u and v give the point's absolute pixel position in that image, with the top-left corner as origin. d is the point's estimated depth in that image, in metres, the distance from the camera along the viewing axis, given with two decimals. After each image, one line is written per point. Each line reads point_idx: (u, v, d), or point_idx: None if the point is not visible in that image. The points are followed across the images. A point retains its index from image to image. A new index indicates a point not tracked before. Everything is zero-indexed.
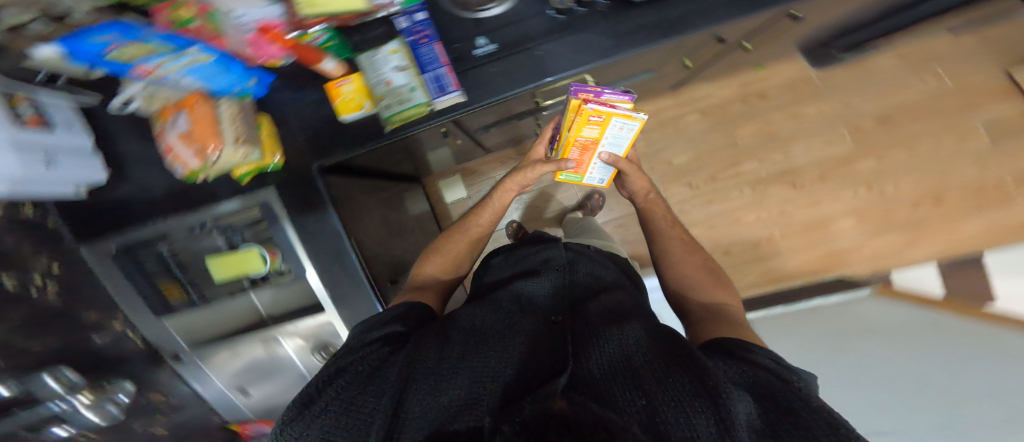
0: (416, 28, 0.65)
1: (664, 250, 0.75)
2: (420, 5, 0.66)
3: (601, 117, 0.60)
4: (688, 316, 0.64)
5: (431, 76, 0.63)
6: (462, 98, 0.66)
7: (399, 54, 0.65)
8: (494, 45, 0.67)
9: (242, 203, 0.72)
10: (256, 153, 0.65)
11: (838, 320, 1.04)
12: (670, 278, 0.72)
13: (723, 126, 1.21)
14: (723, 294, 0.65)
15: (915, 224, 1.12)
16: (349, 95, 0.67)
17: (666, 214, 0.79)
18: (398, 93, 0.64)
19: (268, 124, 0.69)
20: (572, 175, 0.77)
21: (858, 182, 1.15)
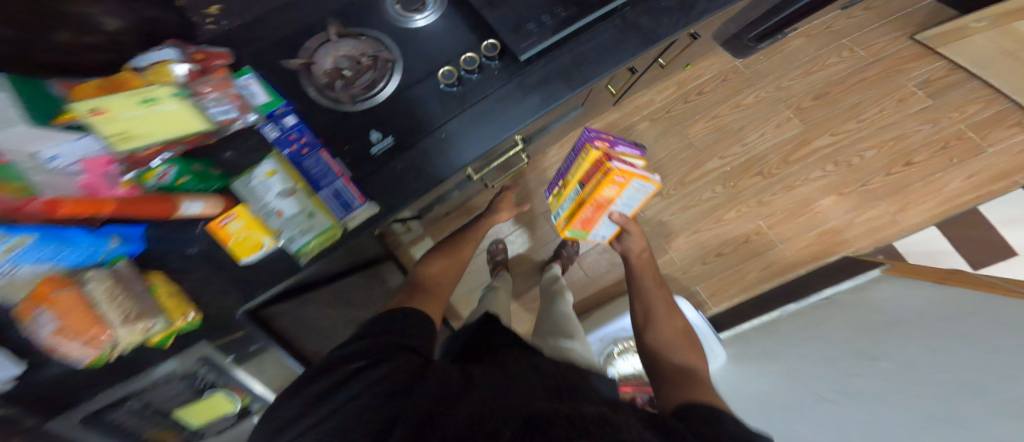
0: (291, 136, 0.46)
1: (641, 312, 0.68)
2: (286, 105, 0.47)
3: (625, 179, 0.54)
4: (658, 376, 0.56)
5: (329, 194, 0.47)
6: (376, 209, 0.49)
7: (280, 175, 0.47)
8: (391, 137, 0.49)
9: (179, 364, 0.60)
10: (164, 321, 0.51)
11: (861, 308, 0.90)
12: (646, 336, 0.64)
13: (676, 130, 1.19)
14: (698, 358, 0.58)
15: (892, 191, 1.12)
16: (241, 234, 0.46)
17: (650, 274, 0.75)
18: (295, 223, 0.48)
19: (164, 280, 0.53)
20: (578, 231, 0.69)
21: (818, 160, 1.16)
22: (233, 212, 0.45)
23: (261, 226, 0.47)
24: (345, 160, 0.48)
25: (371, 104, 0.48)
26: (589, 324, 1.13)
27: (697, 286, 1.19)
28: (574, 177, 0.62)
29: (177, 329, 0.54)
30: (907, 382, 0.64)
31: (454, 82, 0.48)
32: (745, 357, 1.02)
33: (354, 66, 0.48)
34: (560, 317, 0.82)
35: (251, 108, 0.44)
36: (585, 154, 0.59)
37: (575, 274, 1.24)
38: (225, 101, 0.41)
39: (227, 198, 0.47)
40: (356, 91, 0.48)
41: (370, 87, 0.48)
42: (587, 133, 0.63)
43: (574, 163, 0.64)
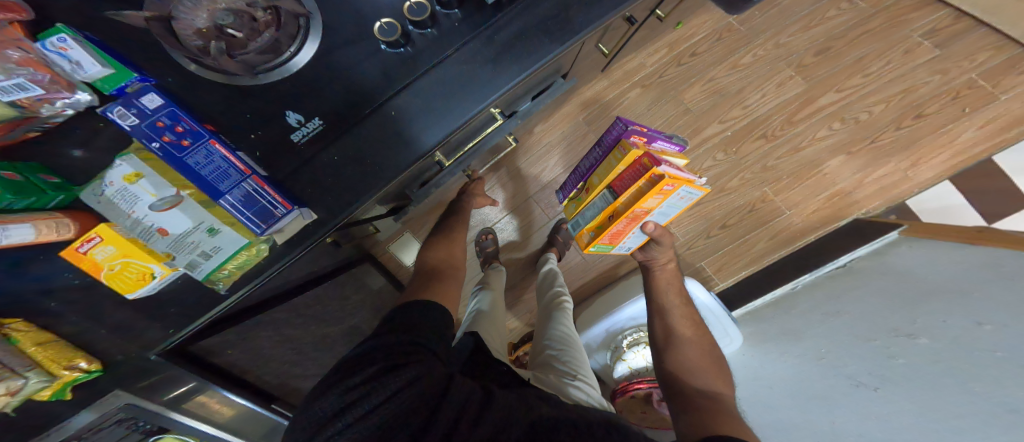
0: (161, 121, 0.33)
1: (663, 329, 0.63)
2: (141, 78, 0.34)
3: (674, 187, 0.53)
4: (677, 401, 0.53)
5: (235, 202, 0.35)
6: (313, 217, 0.38)
7: (150, 179, 0.35)
8: (316, 119, 0.36)
9: (90, 422, 0.49)
10: (38, 377, 0.40)
11: (884, 279, 0.84)
12: (667, 355, 0.60)
13: (670, 95, 1.08)
14: (719, 382, 0.55)
15: (903, 145, 1.04)
16: (114, 265, 0.35)
17: (676, 288, 0.68)
18: (186, 244, 0.36)
19: (30, 329, 0.41)
20: (604, 246, 0.64)
21: (824, 118, 1.06)
22: (93, 235, 0.34)
23: (146, 252, 0.35)
24: (255, 155, 0.36)
25: (280, 77, 0.36)
26: (592, 314, 1.03)
27: (703, 262, 1.11)
28: (603, 181, 0.59)
29: (73, 381, 0.43)
30: (915, 360, 0.64)
31: (400, 41, 0.36)
32: (760, 338, 0.98)
33: (245, 23, 0.34)
34: (562, 341, 0.77)
35: (75, 83, 0.32)
36: (619, 155, 0.56)
37: (571, 260, 1.14)
38: (23, 70, 0.29)
39: (81, 217, 0.34)
40: (254, 59, 0.35)
41: (274, 53, 0.35)
42: (617, 125, 0.58)
43: (602, 163, 0.61)
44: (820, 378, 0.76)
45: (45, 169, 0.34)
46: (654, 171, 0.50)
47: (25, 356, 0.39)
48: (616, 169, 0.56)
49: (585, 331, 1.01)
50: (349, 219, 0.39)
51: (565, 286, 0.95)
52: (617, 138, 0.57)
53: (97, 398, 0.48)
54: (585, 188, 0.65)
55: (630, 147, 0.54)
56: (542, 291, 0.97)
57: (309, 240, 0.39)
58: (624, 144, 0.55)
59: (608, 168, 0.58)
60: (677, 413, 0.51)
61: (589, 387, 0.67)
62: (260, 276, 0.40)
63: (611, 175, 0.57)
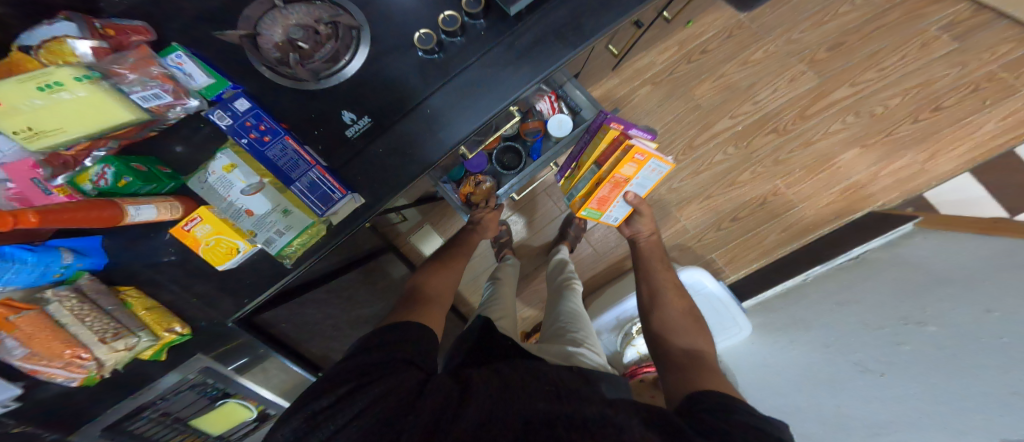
0: (248, 122, 0.41)
1: (648, 288, 0.73)
2: (234, 87, 0.41)
3: (645, 157, 0.59)
4: (664, 358, 0.59)
5: (303, 187, 0.42)
6: (362, 201, 0.44)
7: (241, 168, 0.44)
8: (366, 118, 0.43)
9: (178, 377, 0.63)
10: (147, 336, 0.54)
11: (891, 268, 0.86)
12: (653, 315, 0.67)
13: (681, 92, 1.11)
14: (705, 340, 0.61)
15: (920, 138, 1.03)
16: (209, 240, 0.44)
17: (657, 255, 0.80)
18: (267, 223, 0.45)
19: (138, 296, 0.55)
20: (594, 211, 0.73)
21: (837, 112, 1.07)
22: (196, 215, 0.43)
23: (232, 230, 0.44)
24: (317, 148, 0.43)
25: (338, 81, 0.42)
26: (602, 303, 1.09)
27: (713, 254, 1.14)
28: (590, 157, 0.66)
29: (167, 342, 0.58)
30: (921, 347, 0.65)
31: (433, 48, 0.42)
32: (769, 327, 1.00)
33: (310, 36, 0.41)
34: (568, 318, 0.83)
35: (189, 91, 0.40)
36: (602, 135, 0.63)
37: (583, 251, 1.19)
38: (156, 83, 0.37)
39: (186, 200, 0.44)
40: (319, 66, 0.41)
41: (333, 61, 0.41)
42: (602, 115, 0.66)
43: (589, 144, 0.68)
44: (827, 364, 0.78)
45: (158, 161, 0.43)
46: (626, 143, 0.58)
47: (138, 318, 0.54)
48: (599, 146, 0.63)
49: (596, 318, 1.06)
50: (389, 203, 0.46)
51: (575, 271, 1.01)
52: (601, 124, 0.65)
53: (184, 360, 0.62)
54: (577, 166, 0.73)
55: (609, 127, 0.61)
56: (552, 277, 1.03)
57: (359, 222, 0.46)
58: (606, 127, 0.62)
59: (593, 148, 0.66)
60: (664, 373, 0.55)
61: (594, 354, 0.73)
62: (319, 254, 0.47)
63: (596, 153, 0.65)
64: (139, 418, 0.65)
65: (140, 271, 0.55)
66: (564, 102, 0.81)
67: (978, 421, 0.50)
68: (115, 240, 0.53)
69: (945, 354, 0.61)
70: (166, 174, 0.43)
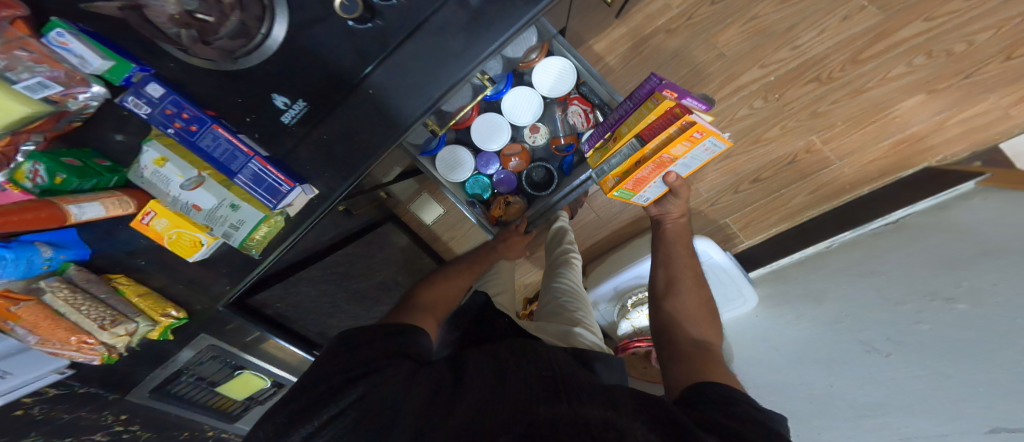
0: (169, 110, 0.38)
1: (665, 277, 0.68)
2: (141, 68, 0.38)
3: (703, 135, 0.52)
4: (670, 346, 0.56)
5: (247, 179, 0.40)
6: (314, 192, 0.42)
7: (174, 162, 0.41)
8: (300, 102, 0.37)
9: (194, 351, 0.67)
10: (145, 321, 0.56)
11: (933, 231, 0.77)
12: (665, 302, 0.64)
13: (702, 39, 0.95)
14: (712, 332, 0.58)
15: (1011, 79, 0.83)
16: (171, 233, 0.43)
17: (684, 240, 0.73)
18: (217, 218, 0.43)
19: (129, 282, 0.56)
20: (626, 192, 0.65)
21: (903, 52, 0.87)
22: (149, 209, 0.41)
23: (191, 223, 0.43)
24: (255, 136, 0.40)
25: (258, 60, 0.36)
26: (604, 272, 1.06)
27: (727, 218, 1.06)
28: (631, 130, 0.57)
29: (170, 324, 0.59)
30: (941, 327, 0.59)
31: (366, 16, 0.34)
32: (779, 298, 0.95)
33: (212, 5, 0.34)
34: (563, 296, 0.82)
35: (88, 78, 0.37)
36: (650, 106, 0.54)
37: (586, 217, 1.14)
38: (45, 70, 0.35)
39: (138, 195, 0.43)
40: (228, 44, 0.36)
41: (244, 37, 0.35)
42: (652, 79, 0.57)
43: (631, 114, 0.59)
44: (830, 341, 0.73)
45: (94, 154, 0.41)
46: (686, 118, 0.50)
47: (132, 304, 0.55)
48: (646, 119, 0.55)
49: (595, 287, 1.05)
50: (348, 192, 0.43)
51: (574, 243, 0.97)
52: (650, 92, 0.56)
53: (190, 340, 0.65)
54: (611, 138, 0.63)
55: (662, 96, 0.52)
56: (551, 247, 1.00)
57: (317, 211, 0.44)
58: (656, 95, 0.54)
59: (637, 118, 0.57)
60: (667, 362, 0.53)
61: (590, 333, 0.73)
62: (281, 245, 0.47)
63: (640, 125, 0.56)
64: (178, 382, 0.72)
65: (129, 259, 0.56)
66: (600, 111, 0.76)
67: (975, 409, 0.47)
68: (88, 234, 0.52)
69: (967, 335, 0.55)
70: (106, 167, 0.41)
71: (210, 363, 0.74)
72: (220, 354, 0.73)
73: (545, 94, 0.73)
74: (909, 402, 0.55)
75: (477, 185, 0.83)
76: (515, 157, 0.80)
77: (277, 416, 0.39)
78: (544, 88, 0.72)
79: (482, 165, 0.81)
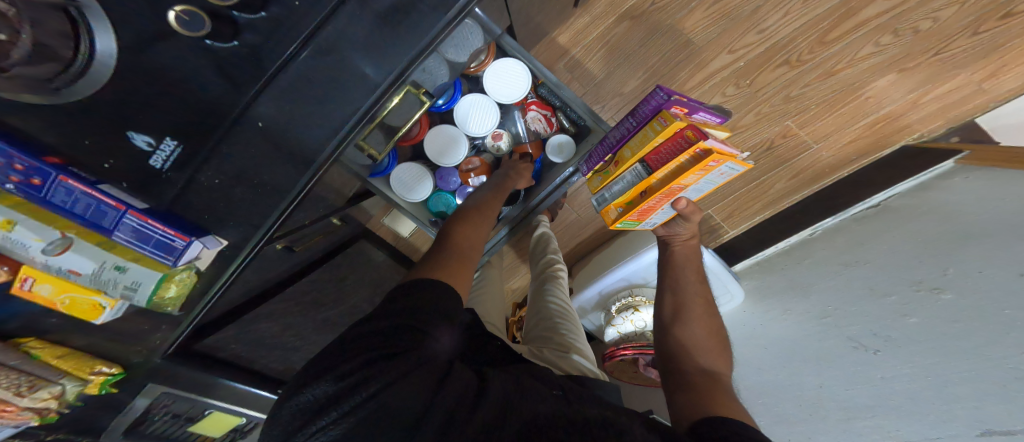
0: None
1: (672, 304, 0.64)
2: None
3: (717, 162, 0.47)
4: (678, 376, 0.54)
5: (130, 235, 0.36)
6: (220, 244, 0.43)
7: (25, 224, 0.30)
8: (173, 143, 0.35)
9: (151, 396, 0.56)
10: (72, 382, 0.45)
11: (916, 213, 0.74)
12: (673, 331, 0.60)
13: (667, 26, 0.89)
14: (723, 362, 0.56)
15: (980, 54, 0.77)
16: (59, 302, 0.33)
17: (694, 265, 0.68)
18: (106, 282, 0.36)
19: (44, 345, 0.44)
20: (631, 222, 0.59)
21: (869, 32, 0.81)
22: (26, 276, 0.30)
23: (82, 288, 0.34)
24: (123, 185, 0.34)
25: (88, 89, 0.28)
26: (587, 275, 1.02)
27: (711, 208, 1.03)
28: (636, 154, 0.52)
29: (106, 378, 0.49)
30: (931, 319, 0.56)
31: (225, 32, 0.33)
32: (765, 291, 0.91)
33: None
34: (551, 317, 0.78)
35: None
36: (658, 127, 0.48)
37: (566, 218, 1.10)
38: None
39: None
40: (33, 72, 0.25)
41: (54, 60, 0.26)
42: (659, 95, 0.51)
43: (635, 135, 0.53)
44: (817, 338, 0.71)
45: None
46: (700, 145, 0.44)
47: (53, 366, 0.43)
48: (653, 142, 0.49)
49: (579, 293, 1.01)
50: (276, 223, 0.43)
51: (558, 252, 0.94)
52: (658, 109, 0.50)
53: (140, 389, 0.55)
54: (614, 162, 0.57)
55: (672, 117, 0.46)
56: (536, 257, 0.97)
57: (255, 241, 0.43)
58: (664, 115, 0.48)
59: (642, 141, 0.51)
60: (673, 394, 0.51)
61: (583, 359, 0.69)
62: (214, 289, 0.44)
63: (646, 149, 0.50)
64: (147, 426, 0.60)
65: None
66: (562, 113, 0.73)
67: (966, 410, 0.49)
68: None
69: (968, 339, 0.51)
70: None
71: (177, 408, 0.63)
72: (184, 396, 0.61)
73: (497, 100, 0.68)
74: (901, 403, 0.55)
75: (440, 203, 0.79)
76: (473, 171, 0.76)
77: None
78: (498, 95, 0.67)
79: (445, 181, 0.77)
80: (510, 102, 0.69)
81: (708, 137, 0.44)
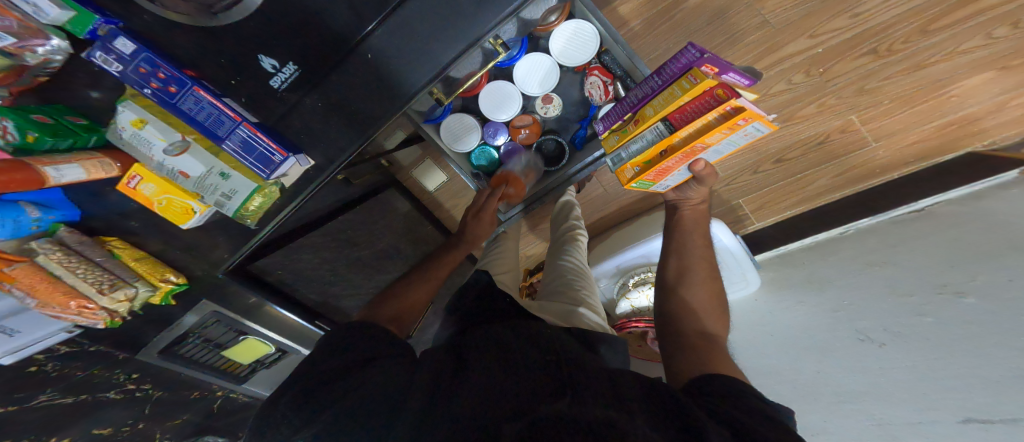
0: (141, 68, 0.40)
1: (675, 267, 0.65)
2: (106, 21, 0.39)
3: (746, 121, 0.46)
4: (672, 337, 0.56)
5: (236, 146, 0.46)
6: (309, 163, 0.50)
7: (154, 125, 0.45)
8: (289, 67, 0.42)
9: (194, 316, 0.66)
10: (145, 286, 0.53)
11: (950, 217, 0.73)
12: (673, 294, 0.62)
13: (749, 3, 0.86)
14: (714, 322, 0.57)
15: None
16: (158, 199, 0.48)
17: (701, 229, 0.69)
18: (207, 187, 0.49)
19: (122, 246, 0.53)
20: (646, 182, 0.61)
21: (985, 21, 0.79)
22: (135, 174, 0.46)
23: (181, 190, 0.48)
24: (241, 99, 0.44)
25: (238, 15, 0.39)
26: (607, 248, 1.05)
27: (741, 199, 1.04)
28: (659, 112, 0.51)
29: (172, 288, 0.57)
30: (942, 320, 0.58)
31: None
32: (782, 283, 0.93)
33: None
34: (562, 277, 0.80)
35: (44, 30, 0.39)
36: (686, 85, 0.47)
37: (593, 192, 1.11)
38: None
39: (119, 158, 0.47)
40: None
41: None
42: (690, 51, 0.50)
43: (659, 93, 0.52)
44: (828, 327, 0.73)
45: (69, 112, 0.44)
46: (730, 103, 0.43)
47: (130, 267, 0.53)
48: (679, 101, 0.48)
49: (597, 264, 1.04)
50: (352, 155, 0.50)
51: (581, 219, 0.96)
52: (687, 67, 0.49)
53: (194, 305, 0.65)
54: (633, 120, 0.57)
55: (703, 75, 0.45)
56: (557, 223, 0.99)
57: (330, 165, 0.50)
58: (693, 72, 0.46)
59: (666, 99, 0.50)
60: (669, 354, 0.54)
61: (593, 313, 0.71)
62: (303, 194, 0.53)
63: (671, 107, 0.50)
64: (188, 343, 0.71)
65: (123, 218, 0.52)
66: (620, 83, 0.72)
67: (953, 402, 0.51)
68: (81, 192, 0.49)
69: (970, 340, 0.53)
70: (83, 126, 0.45)
71: (217, 328, 0.73)
72: (221, 318, 0.71)
73: (559, 61, 0.70)
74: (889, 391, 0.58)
75: (483, 157, 0.80)
76: (524, 128, 0.77)
77: (283, 400, 0.38)
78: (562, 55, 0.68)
79: (491, 136, 0.79)
80: (572, 65, 0.70)
81: (740, 96, 0.43)
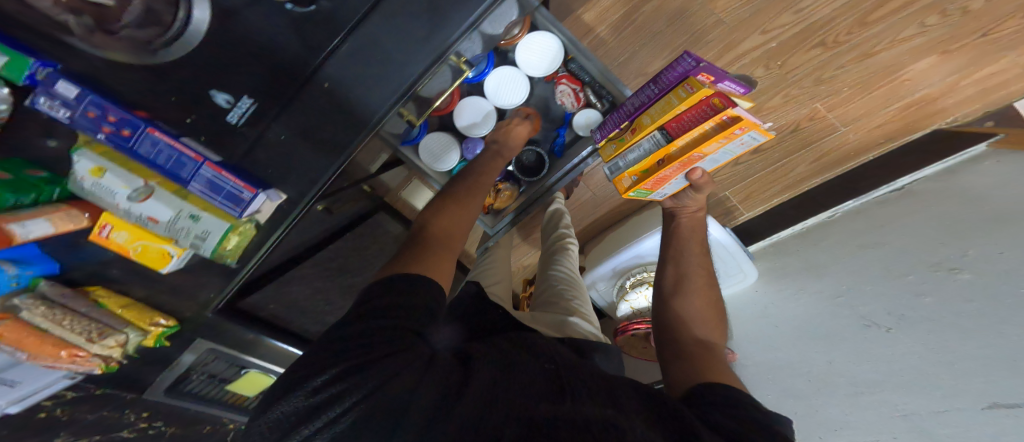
0: (89, 112, 0.38)
1: (673, 275, 0.65)
2: (43, 64, 0.36)
3: (742, 131, 0.46)
4: (674, 346, 0.55)
5: (203, 186, 0.47)
6: (280, 197, 0.50)
7: (113, 172, 0.44)
8: (243, 100, 0.42)
9: (194, 356, 0.66)
10: (134, 332, 0.52)
11: (938, 195, 0.74)
12: (672, 301, 0.62)
13: (700, 5, 0.87)
14: (715, 333, 0.57)
15: None
16: (134, 246, 0.47)
17: (698, 236, 0.69)
18: (179, 230, 0.49)
19: (110, 295, 0.52)
20: (644, 191, 0.61)
21: (915, 12, 0.79)
22: (106, 223, 0.45)
23: (154, 235, 0.48)
24: (201, 138, 0.44)
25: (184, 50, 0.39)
26: (601, 252, 1.04)
27: (727, 192, 1.03)
28: (655, 121, 0.52)
29: (164, 331, 0.56)
30: (944, 302, 0.57)
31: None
32: (780, 273, 0.92)
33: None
34: (553, 286, 0.80)
35: None
36: (683, 94, 0.49)
37: (582, 197, 1.11)
38: None
39: (85, 206, 0.46)
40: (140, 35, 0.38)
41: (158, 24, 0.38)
42: (686, 61, 0.51)
43: (656, 103, 0.54)
44: (830, 316, 0.72)
45: (30, 164, 0.41)
46: (728, 112, 0.44)
47: (119, 315, 0.51)
48: (676, 110, 0.49)
49: (593, 269, 1.04)
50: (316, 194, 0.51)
51: (570, 227, 0.96)
52: (683, 76, 0.50)
53: (189, 345, 0.63)
54: (631, 129, 0.58)
55: (699, 84, 0.46)
56: (548, 231, 0.99)
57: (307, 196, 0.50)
58: (690, 82, 0.48)
59: (663, 108, 0.51)
60: (667, 363, 0.53)
61: (585, 322, 0.71)
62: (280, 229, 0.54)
63: (668, 116, 0.51)
64: (189, 381, 0.71)
65: (103, 269, 0.51)
66: (590, 89, 0.74)
67: (975, 386, 0.49)
68: None
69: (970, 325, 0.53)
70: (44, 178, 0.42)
71: (217, 364, 0.73)
72: (221, 355, 0.71)
73: (528, 73, 0.71)
74: (907, 379, 0.56)
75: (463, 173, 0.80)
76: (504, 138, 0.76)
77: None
78: (530, 67, 0.70)
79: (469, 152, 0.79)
80: (539, 75, 0.71)
81: (736, 105, 0.44)
